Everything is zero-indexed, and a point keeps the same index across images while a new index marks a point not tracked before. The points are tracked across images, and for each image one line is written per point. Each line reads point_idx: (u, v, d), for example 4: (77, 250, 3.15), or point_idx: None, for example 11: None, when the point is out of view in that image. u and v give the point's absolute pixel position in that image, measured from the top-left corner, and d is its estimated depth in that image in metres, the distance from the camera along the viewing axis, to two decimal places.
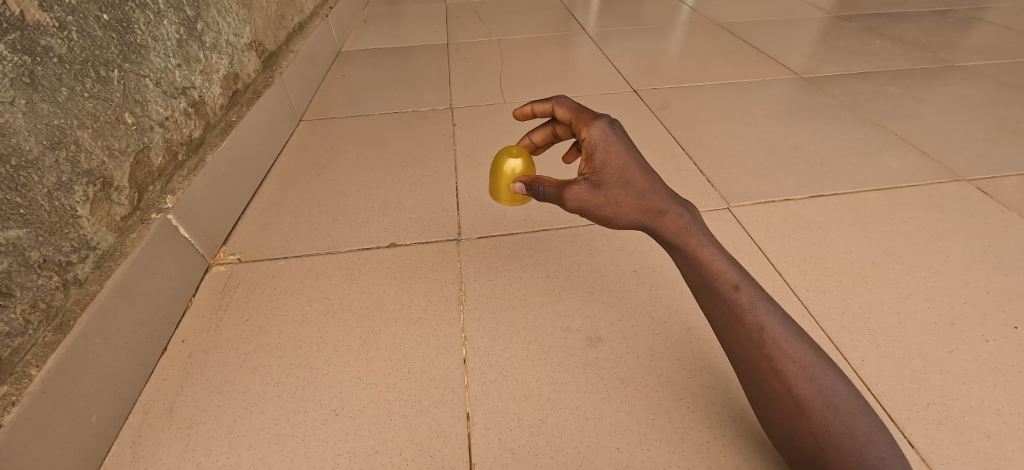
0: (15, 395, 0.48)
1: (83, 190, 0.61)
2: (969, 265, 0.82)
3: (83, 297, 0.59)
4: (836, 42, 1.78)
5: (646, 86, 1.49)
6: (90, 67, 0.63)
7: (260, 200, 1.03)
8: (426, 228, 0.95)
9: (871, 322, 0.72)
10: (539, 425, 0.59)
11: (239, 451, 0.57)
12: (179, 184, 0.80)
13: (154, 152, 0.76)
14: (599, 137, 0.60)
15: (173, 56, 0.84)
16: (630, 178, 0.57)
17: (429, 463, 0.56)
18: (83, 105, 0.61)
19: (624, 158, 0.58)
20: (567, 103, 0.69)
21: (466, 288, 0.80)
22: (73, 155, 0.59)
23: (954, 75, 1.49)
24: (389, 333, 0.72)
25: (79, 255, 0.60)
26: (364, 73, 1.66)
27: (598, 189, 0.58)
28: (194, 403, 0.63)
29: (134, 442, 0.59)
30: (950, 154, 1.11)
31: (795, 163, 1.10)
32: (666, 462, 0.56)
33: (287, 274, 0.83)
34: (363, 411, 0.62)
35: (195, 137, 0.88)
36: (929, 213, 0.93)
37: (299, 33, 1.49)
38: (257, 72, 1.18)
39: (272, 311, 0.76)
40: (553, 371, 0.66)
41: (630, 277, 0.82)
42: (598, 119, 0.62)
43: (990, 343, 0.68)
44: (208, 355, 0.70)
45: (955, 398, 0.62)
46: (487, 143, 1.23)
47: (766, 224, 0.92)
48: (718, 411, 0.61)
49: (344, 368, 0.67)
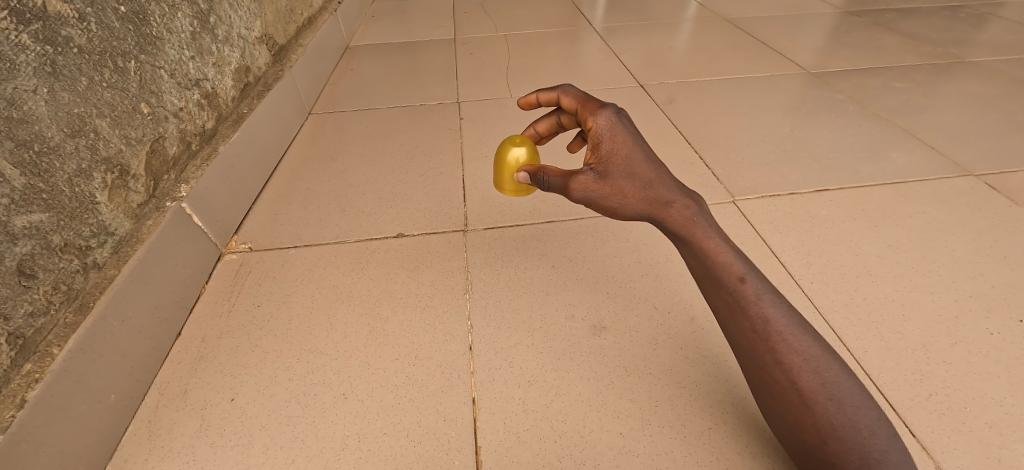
0: (39, 373, 0.50)
1: (101, 177, 0.62)
2: (975, 259, 0.81)
3: (102, 281, 0.61)
4: (845, 37, 1.77)
5: (653, 81, 1.50)
6: (108, 58, 0.65)
7: (269, 191, 1.05)
8: (433, 219, 0.96)
9: (874, 314, 0.72)
10: (543, 410, 0.61)
11: (251, 431, 0.59)
12: (193, 174, 0.82)
13: (168, 142, 0.78)
14: (605, 127, 0.60)
15: (187, 49, 0.85)
16: (637, 169, 0.57)
17: (435, 446, 0.57)
18: (102, 94, 0.63)
19: (630, 148, 0.58)
20: (573, 93, 0.69)
21: (472, 277, 0.82)
22: (92, 143, 0.61)
23: (964, 70, 1.48)
24: (396, 319, 0.74)
25: (98, 240, 0.62)
26: (372, 66, 1.67)
27: (604, 179, 0.58)
28: (208, 385, 0.65)
29: (150, 422, 0.61)
30: (958, 149, 1.11)
31: (801, 157, 1.10)
32: (668, 447, 0.57)
33: (296, 263, 0.85)
34: (371, 394, 0.63)
35: (207, 128, 0.90)
36: (935, 207, 0.93)
37: (308, 28, 1.51)
38: (267, 65, 1.20)
39: (282, 298, 0.78)
40: (558, 358, 0.67)
41: (634, 268, 0.83)
42: (604, 109, 0.63)
43: (995, 336, 0.68)
44: (221, 340, 0.71)
45: (956, 390, 0.62)
46: (493, 136, 1.24)
47: (771, 217, 0.92)
48: (720, 399, 0.62)
49: (352, 353, 0.69)
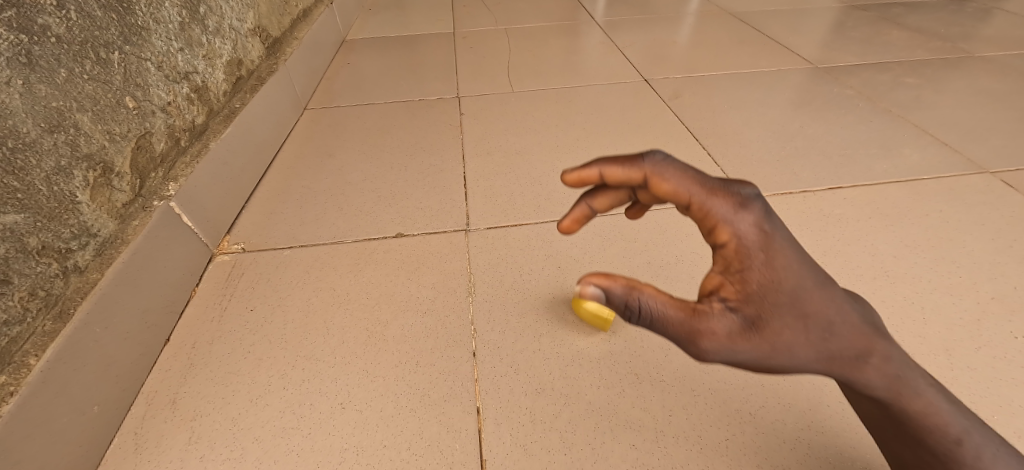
0: (14, 385, 0.47)
1: (82, 175, 0.59)
2: (995, 260, 0.79)
3: (84, 286, 0.58)
4: (852, 31, 1.74)
5: (658, 75, 1.46)
6: (89, 48, 0.61)
7: (264, 189, 1.01)
8: (434, 218, 0.92)
9: (894, 317, 0.70)
10: (551, 421, 0.58)
11: (243, 444, 0.56)
12: (182, 171, 0.79)
13: (156, 138, 0.74)
14: (754, 239, 0.36)
15: (175, 40, 0.81)
16: (807, 306, 0.36)
17: (438, 459, 0.54)
18: (82, 87, 0.60)
19: (794, 268, 0.37)
20: (674, 166, 0.38)
21: (476, 279, 0.78)
22: (72, 139, 0.58)
23: (974, 65, 1.45)
24: (397, 324, 0.71)
25: (80, 242, 0.58)
26: (370, 61, 1.64)
27: (763, 332, 0.35)
28: (199, 394, 0.62)
29: (137, 434, 0.57)
30: (971, 145, 1.08)
31: (813, 154, 1.07)
32: (684, 460, 0.54)
33: (292, 264, 0.82)
34: (371, 404, 0.60)
35: (197, 124, 0.86)
36: (952, 205, 0.90)
37: (303, 20, 1.47)
38: (261, 58, 1.16)
39: (277, 301, 0.75)
40: (566, 365, 0.64)
41: (643, 269, 0.80)
42: (744, 206, 0.37)
43: (1019, 339, 0.66)
44: (212, 346, 0.68)
45: (982, 397, 0.59)
46: (495, 133, 1.20)
47: (783, 216, 0.89)
48: (736, 407, 0.59)
49: (351, 360, 0.66)
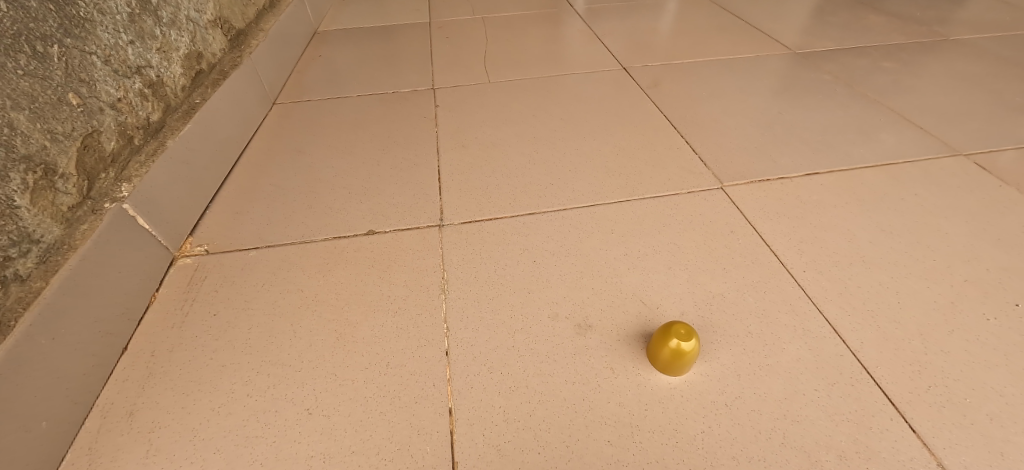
0: None
1: (21, 178, 0.55)
2: (968, 243, 0.79)
3: (26, 295, 0.54)
4: (830, 16, 1.74)
5: (638, 64, 1.44)
6: (23, 42, 0.57)
7: (230, 187, 0.98)
8: (407, 214, 0.90)
9: (869, 303, 0.69)
10: (525, 419, 0.56)
11: (204, 455, 0.54)
12: (135, 171, 0.75)
13: (104, 137, 0.70)
14: None
15: (124, 32, 0.77)
16: None
17: (408, 464, 0.52)
18: (18, 83, 0.55)
19: None
20: None
21: (449, 276, 0.76)
22: (7, 139, 0.54)
23: (949, 49, 1.46)
24: (367, 325, 0.68)
25: (20, 249, 0.55)
26: (343, 53, 1.59)
27: None
28: (158, 404, 0.59)
29: (91, 448, 0.55)
30: (946, 129, 1.08)
31: (791, 141, 1.06)
32: (659, 455, 0.53)
33: (258, 266, 0.79)
34: (339, 408, 0.58)
35: (152, 121, 0.82)
36: (927, 189, 0.91)
37: (270, 11, 1.41)
38: (223, 51, 1.11)
39: (242, 304, 0.72)
40: (541, 361, 0.63)
41: (621, 261, 0.78)
42: None
43: (992, 322, 0.66)
44: (172, 354, 0.65)
45: (956, 380, 0.59)
46: (472, 125, 1.17)
47: (760, 204, 0.88)
48: (711, 399, 0.58)
49: (319, 363, 0.63)
